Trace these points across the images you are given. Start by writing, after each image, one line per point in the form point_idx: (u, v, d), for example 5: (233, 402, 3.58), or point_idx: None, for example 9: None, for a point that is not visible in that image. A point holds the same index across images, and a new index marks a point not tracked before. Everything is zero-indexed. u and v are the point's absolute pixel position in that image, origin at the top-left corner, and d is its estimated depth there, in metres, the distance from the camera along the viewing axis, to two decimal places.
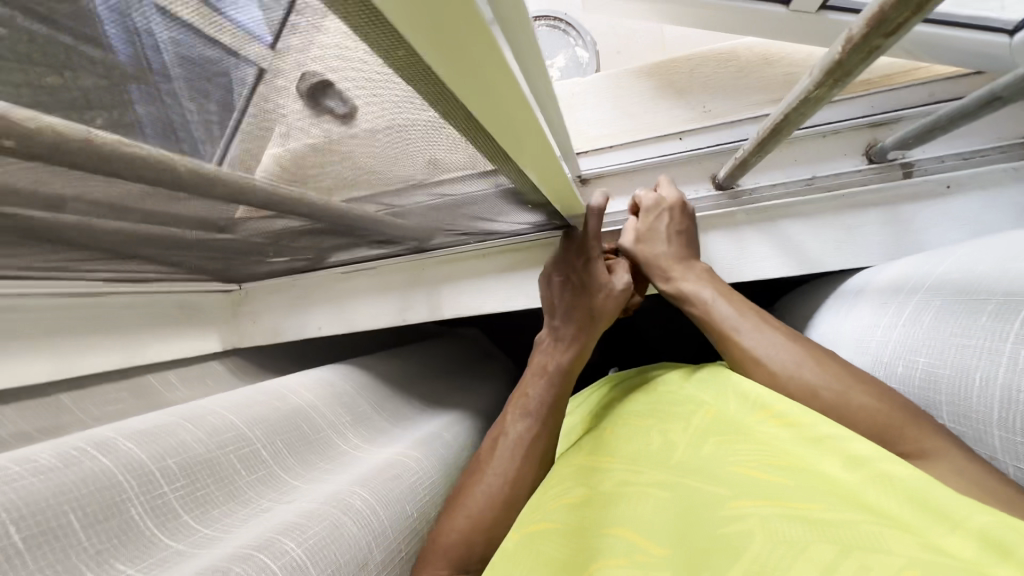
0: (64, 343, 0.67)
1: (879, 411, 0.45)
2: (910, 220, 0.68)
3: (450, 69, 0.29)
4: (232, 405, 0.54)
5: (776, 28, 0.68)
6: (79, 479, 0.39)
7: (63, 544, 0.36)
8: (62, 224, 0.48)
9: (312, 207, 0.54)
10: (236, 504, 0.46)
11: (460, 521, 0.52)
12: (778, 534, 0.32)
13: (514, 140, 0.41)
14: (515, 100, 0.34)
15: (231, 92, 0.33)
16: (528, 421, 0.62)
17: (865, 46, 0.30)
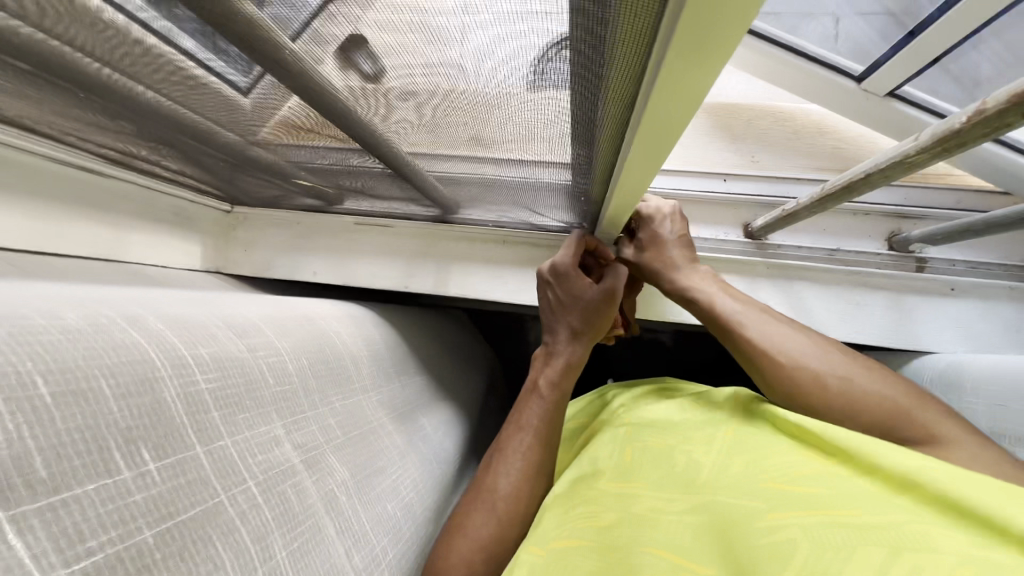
0: (48, 213, 0.61)
1: (896, 400, 0.51)
2: (913, 312, 0.73)
3: (673, 65, 0.29)
4: (269, 318, 0.51)
5: (839, 103, 0.73)
6: (109, 346, 0.33)
7: (96, 409, 0.31)
8: (110, 79, 0.43)
9: (376, 140, 0.52)
10: (261, 417, 0.42)
11: (459, 543, 0.52)
12: (820, 541, 0.36)
13: (651, 155, 0.42)
14: (680, 125, 0.36)
15: None
16: (525, 437, 0.61)
17: (996, 121, 0.32)
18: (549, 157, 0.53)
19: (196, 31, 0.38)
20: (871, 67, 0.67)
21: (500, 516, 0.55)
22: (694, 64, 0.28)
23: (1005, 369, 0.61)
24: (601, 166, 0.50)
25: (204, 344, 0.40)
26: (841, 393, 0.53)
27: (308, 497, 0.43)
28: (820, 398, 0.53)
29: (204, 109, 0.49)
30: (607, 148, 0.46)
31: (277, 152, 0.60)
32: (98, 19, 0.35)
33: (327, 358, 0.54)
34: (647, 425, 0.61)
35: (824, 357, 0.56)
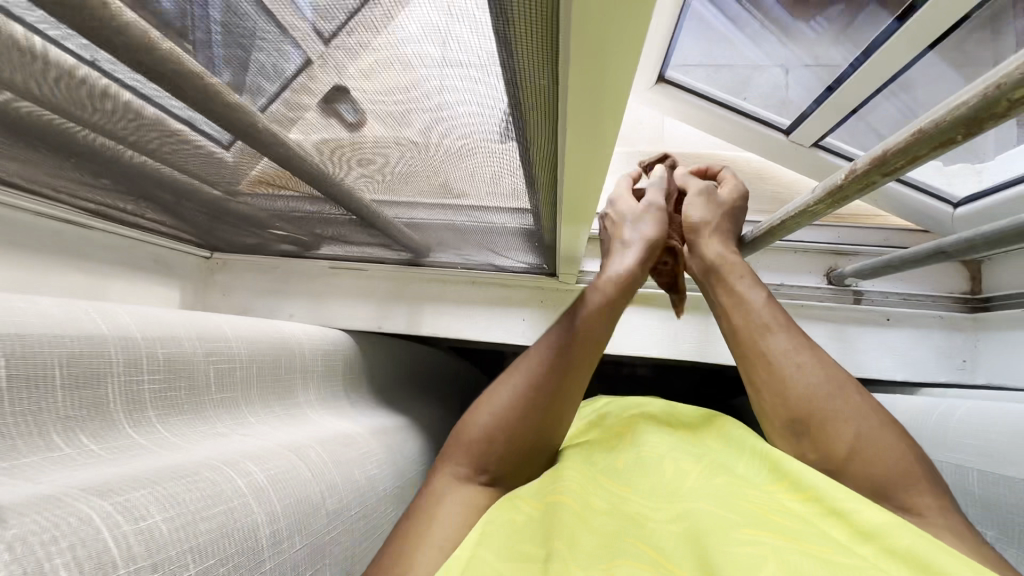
0: (34, 264, 0.65)
1: (907, 461, 0.46)
2: (854, 340, 0.78)
3: (577, 83, 0.30)
4: (237, 325, 0.57)
5: (773, 152, 0.81)
6: (74, 332, 0.40)
7: (41, 395, 0.37)
8: (97, 147, 0.48)
9: (346, 194, 0.57)
10: (197, 419, 0.49)
11: (484, 415, 0.57)
12: (792, 564, 0.36)
13: (577, 184, 0.44)
14: (605, 152, 0.38)
15: (274, 68, 0.36)
16: (513, 391, 0.57)
17: (864, 179, 0.37)
18: (511, 203, 0.57)
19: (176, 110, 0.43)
20: (797, 121, 0.76)
21: (520, 403, 0.56)
22: (593, 91, 0.31)
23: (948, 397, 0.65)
24: (544, 190, 0.51)
25: (164, 345, 0.47)
26: (856, 440, 0.48)
27: (281, 455, 0.49)
28: (830, 425, 0.50)
29: (184, 170, 0.54)
30: (545, 172, 0.47)
31: (252, 204, 0.64)
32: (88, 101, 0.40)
33: (279, 369, 0.61)
34: (642, 438, 0.60)
35: (851, 394, 0.51)
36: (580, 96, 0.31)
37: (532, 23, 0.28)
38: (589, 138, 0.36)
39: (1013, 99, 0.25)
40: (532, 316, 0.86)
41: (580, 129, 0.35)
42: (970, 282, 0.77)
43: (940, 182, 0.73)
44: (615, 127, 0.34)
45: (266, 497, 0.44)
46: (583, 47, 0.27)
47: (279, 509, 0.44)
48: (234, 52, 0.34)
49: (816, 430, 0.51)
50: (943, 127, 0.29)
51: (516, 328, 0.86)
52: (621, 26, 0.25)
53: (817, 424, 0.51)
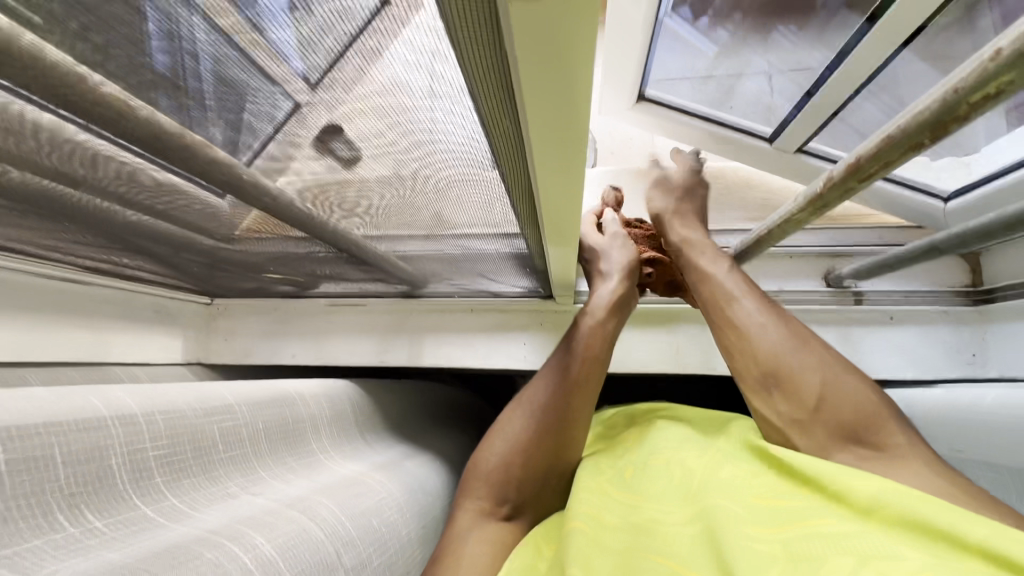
0: (36, 322, 0.66)
1: (870, 403, 0.50)
2: (859, 343, 0.77)
3: (540, 117, 0.31)
4: (243, 395, 0.58)
5: (757, 160, 0.82)
6: (65, 407, 0.41)
7: (43, 476, 0.37)
8: (90, 207, 0.49)
9: (336, 235, 0.58)
10: (206, 480, 0.49)
11: (498, 447, 0.60)
12: (801, 552, 0.36)
13: (556, 209, 0.44)
14: (580, 176, 0.38)
15: (266, 119, 0.36)
16: (512, 445, 0.60)
17: (842, 187, 0.37)
18: (499, 231, 0.58)
19: (160, 171, 0.44)
20: (779, 128, 0.76)
21: (532, 432, 0.60)
22: (554, 119, 0.31)
23: (962, 395, 0.64)
24: (525, 215, 0.52)
25: (161, 412, 0.48)
26: (822, 387, 0.51)
27: (286, 514, 0.48)
28: (797, 374, 0.53)
29: (177, 223, 0.55)
30: (522, 198, 0.48)
31: (247, 250, 0.65)
32: (75, 168, 0.41)
33: (285, 423, 0.61)
34: (651, 445, 0.60)
35: (812, 346, 0.55)
36: (545, 125, 0.31)
37: (485, 64, 0.29)
38: (559, 162, 0.36)
39: (973, 103, 0.25)
40: (532, 339, 0.85)
41: (552, 156, 0.35)
42: (971, 274, 0.77)
43: (929, 177, 0.74)
44: (581, 153, 0.35)
45: (274, 568, 0.41)
46: (537, 80, 0.27)
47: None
48: (225, 105, 0.35)
49: (785, 381, 0.53)
50: (911, 133, 0.29)
51: (517, 352, 0.86)
52: (570, 56, 0.26)
53: (784, 374, 0.54)
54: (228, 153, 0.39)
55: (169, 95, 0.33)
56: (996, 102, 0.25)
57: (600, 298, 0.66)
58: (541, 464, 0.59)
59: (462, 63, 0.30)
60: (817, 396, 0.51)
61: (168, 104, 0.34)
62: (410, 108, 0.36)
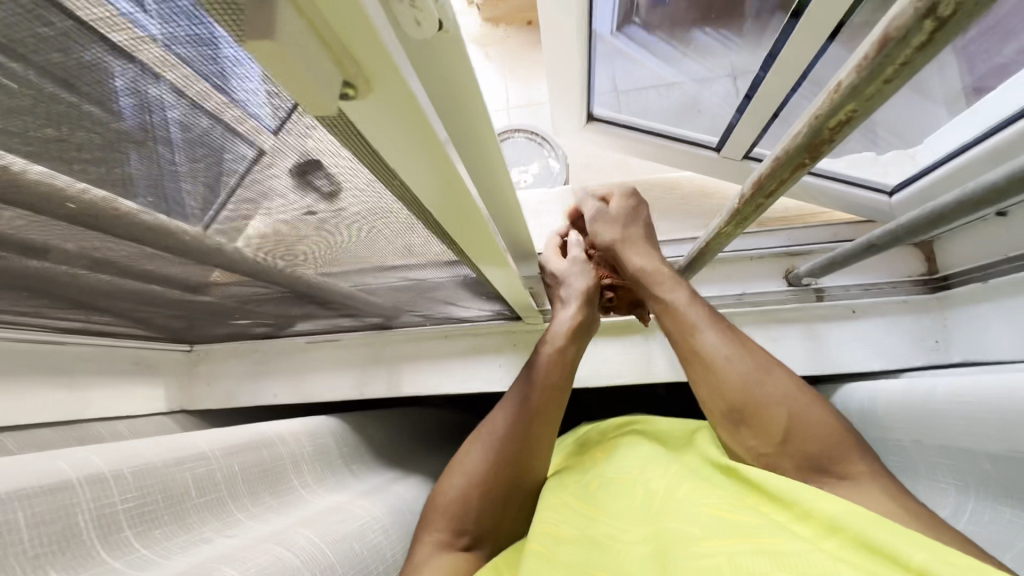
0: (13, 386, 0.67)
1: (832, 432, 0.53)
2: (825, 337, 0.79)
3: (424, 174, 0.33)
4: (218, 441, 0.59)
5: (709, 168, 0.84)
6: (29, 473, 0.42)
7: (9, 539, 0.38)
8: (48, 275, 0.51)
9: (295, 278, 0.59)
10: (180, 528, 0.50)
11: (457, 480, 0.63)
12: (745, 567, 0.39)
13: (470, 241, 0.47)
14: (477, 208, 0.40)
15: (226, 169, 0.35)
16: (470, 477, 0.63)
17: (753, 202, 0.39)
18: (448, 261, 0.59)
19: (106, 242, 0.45)
20: (722, 138, 0.79)
21: (490, 464, 0.63)
22: (431, 167, 0.32)
23: (923, 381, 0.65)
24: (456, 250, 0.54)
25: (127, 464, 0.49)
26: (789, 420, 0.54)
27: (262, 549, 0.49)
28: (764, 408, 0.55)
29: (138, 280, 0.57)
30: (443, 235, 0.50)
31: (214, 299, 0.67)
32: (25, 242, 0.42)
33: (263, 463, 0.62)
34: (614, 464, 0.62)
35: (775, 375, 0.57)
36: (423, 172, 0.33)
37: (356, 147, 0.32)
38: (451, 200, 0.37)
39: (831, 129, 0.27)
40: (507, 361, 0.87)
41: (442, 194, 0.36)
42: (927, 262, 0.78)
43: (877, 173, 0.76)
44: (472, 198, 0.38)
45: None
46: (396, 141, 0.29)
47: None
48: (198, 165, 0.35)
49: (754, 415, 0.55)
50: (793, 153, 0.31)
51: (493, 374, 0.87)
52: (419, 123, 0.27)
53: (752, 409, 0.56)
54: (177, 219, 0.40)
55: (141, 153, 0.32)
56: (849, 129, 0.27)
57: (558, 325, 0.69)
58: (499, 493, 0.62)
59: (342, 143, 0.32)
60: (788, 427, 0.54)
61: (137, 162, 0.33)
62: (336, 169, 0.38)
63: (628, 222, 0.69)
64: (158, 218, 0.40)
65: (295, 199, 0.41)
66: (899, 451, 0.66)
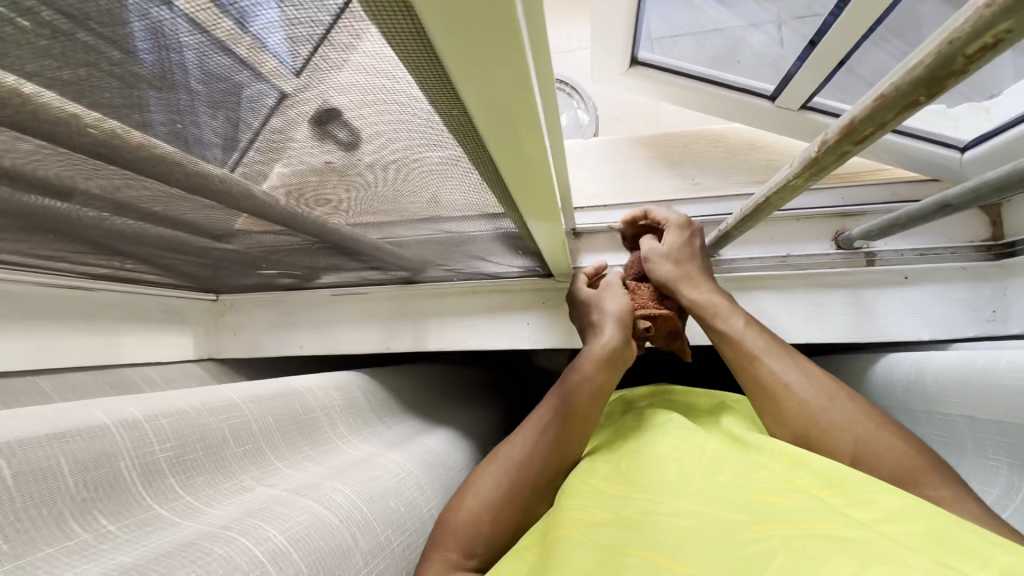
0: (44, 330, 0.68)
1: (910, 457, 0.51)
2: (872, 304, 0.74)
3: (483, 104, 0.30)
4: (251, 396, 0.59)
5: (760, 120, 0.78)
6: (69, 427, 0.42)
7: (51, 487, 0.38)
8: (74, 217, 0.49)
9: (325, 227, 0.57)
10: (220, 476, 0.50)
11: (470, 501, 0.59)
12: (800, 550, 0.37)
13: (523, 189, 0.43)
14: (532, 145, 0.35)
15: (246, 109, 0.34)
16: (484, 499, 0.59)
17: (837, 150, 0.35)
18: (483, 212, 0.55)
19: (132, 182, 0.43)
20: (780, 86, 0.72)
21: (509, 487, 0.60)
22: (493, 88, 0.28)
23: (980, 353, 0.61)
24: (505, 202, 0.51)
25: (165, 417, 0.49)
26: (862, 444, 0.53)
27: (298, 504, 0.48)
28: (832, 435, 0.55)
29: (164, 226, 0.55)
30: (495, 186, 0.47)
31: (241, 248, 0.65)
32: (50, 177, 0.40)
33: (296, 414, 0.62)
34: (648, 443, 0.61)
35: (849, 404, 0.57)
36: (486, 90, 0.28)
37: (417, 56, 0.29)
38: (509, 138, 0.34)
39: (968, 56, 0.23)
40: (535, 319, 0.85)
41: (495, 123, 0.32)
42: (992, 228, 0.73)
43: (946, 127, 0.69)
44: (533, 140, 0.34)
45: (288, 560, 0.42)
46: (461, 45, 0.24)
47: (302, 566, 0.42)
48: (217, 106, 0.33)
49: (821, 442, 0.55)
50: (904, 92, 0.27)
51: (521, 332, 0.85)
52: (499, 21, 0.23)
53: (817, 437, 0.56)
54: (200, 158, 0.38)
55: (159, 92, 0.31)
56: (993, 55, 0.23)
57: (591, 351, 0.69)
58: (512, 518, 0.59)
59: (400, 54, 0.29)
60: (860, 456, 0.53)
61: (156, 104, 0.32)
62: (376, 98, 0.35)
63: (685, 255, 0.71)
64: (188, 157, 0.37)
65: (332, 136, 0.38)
66: (947, 426, 0.64)
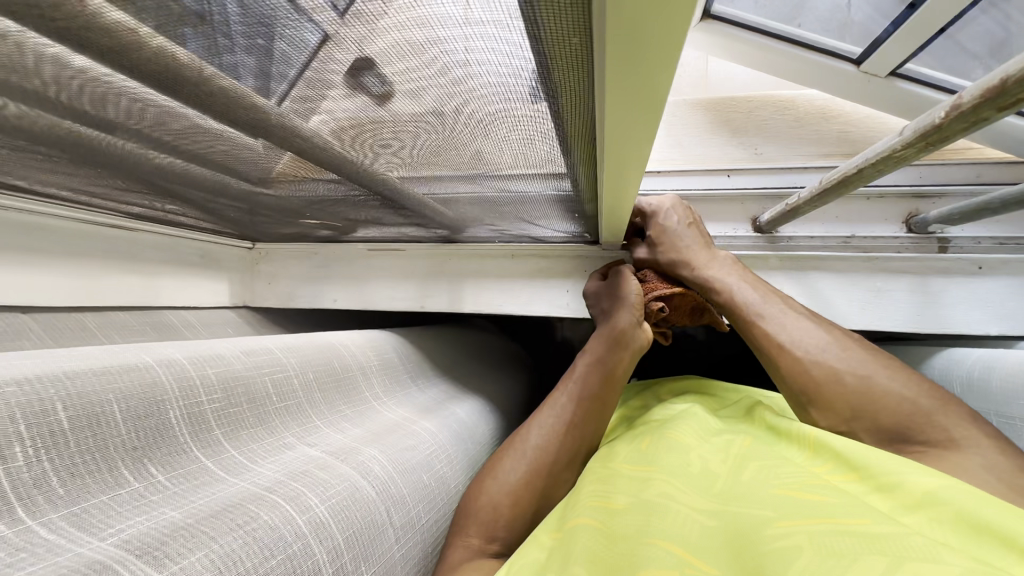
0: (86, 268, 0.68)
1: (911, 401, 0.51)
2: (939, 294, 0.69)
3: (615, 61, 0.26)
4: (289, 349, 0.59)
5: (839, 86, 0.72)
6: (122, 370, 0.42)
7: (104, 433, 0.38)
8: (120, 152, 0.47)
9: (373, 178, 0.55)
10: (264, 431, 0.50)
11: (489, 486, 0.59)
12: (828, 548, 0.34)
13: (619, 160, 0.39)
14: (643, 142, 0.36)
15: (290, 48, 0.32)
16: (504, 485, 0.59)
17: (973, 116, 0.31)
18: (542, 170, 0.51)
19: (183, 118, 0.41)
20: (869, 50, 0.66)
21: (529, 473, 0.60)
22: (627, 94, 0.29)
23: None
24: (585, 165, 0.47)
25: (211, 365, 0.48)
26: (858, 392, 0.53)
27: (336, 470, 0.48)
28: (828, 388, 0.55)
29: (210, 168, 0.53)
30: (581, 147, 0.43)
31: (283, 195, 0.63)
32: (98, 109, 0.39)
33: (335, 370, 0.62)
34: (675, 428, 0.59)
35: (840, 351, 0.57)
36: (621, 94, 0.29)
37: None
38: (631, 103, 0.30)
39: None
40: (576, 288, 0.81)
41: (620, 119, 0.32)
42: None
43: None
44: (657, 110, 0.30)
45: (327, 531, 0.42)
46: (622, 20, 0.22)
47: (340, 542, 0.42)
48: (256, 44, 0.31)
49: (818, 398, 0.55)
50: None
51: (559, 300, 0.82)
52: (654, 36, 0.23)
53: (818, 393, 0.55)
54: (250, 93, 0.36)
55: (195, 30, 0.29)
56: None
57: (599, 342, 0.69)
58: (533, 502, 0.59)
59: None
60: (861, 405, 0.53)
61: (194, 39, 0.30)
62: (447, 48, 0.31)
63: (687, 228, 0.70)
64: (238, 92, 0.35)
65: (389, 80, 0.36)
66: (1013, 435, 0.58)
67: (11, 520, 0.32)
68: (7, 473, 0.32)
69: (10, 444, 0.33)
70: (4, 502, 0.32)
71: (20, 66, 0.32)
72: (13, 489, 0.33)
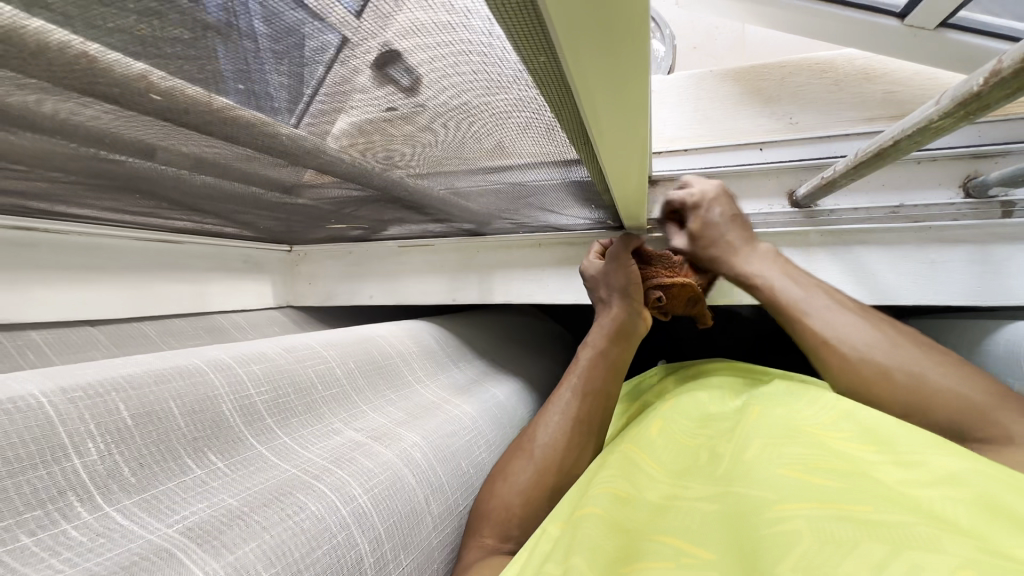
0: (142, 280, 0.73)
1: (969, 397, 0.48)
2: (1003, 262, 0.63)
3: (589, 71, 0.28)
4: (327, 344, 0.62)
5: (881, 43, 0.66)
6: (174, 373, 0.45)
7: (166, 426, 0.41)
8: (155, 176, 0.50)
9: (391, 180, 0.56)
10: (313, 418, 0.52)
11: (501, 488, 0.58)
12: (826, 535, 0.33)
13: (618, 154, 0.41)
14: (636, 132, 0.37)
15: (312, 59, 0.32)
16: (516, 485, 0.58)
17: (1013, 81, 0.28)
18: (555, 160, 0.51)
19: (205, 143, 0.43)
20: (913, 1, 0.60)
21: (539, 474, 0.60)
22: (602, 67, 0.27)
23: None
24: (591, 160, 0.48)
25: (256, 363, 0.51)
26: (913, 391, 0.50)
27: (381, 457, 0.50)
28: (879, 389, 0.52)
29: (239, 184, 0.56)
30: (580, 146, 0.45)
31: (311, 202, 0.65)
32: (127, 141, 0.41)
33: (376, 358, 0.64)
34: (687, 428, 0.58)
35: (889, 347, 0.54)
36: (599, 73, 0.28)
37: (522, 26, 0.26)
38: (614, 104, 0.31)
39: None
40: None
41: (608, 117, 0.33)
42: None
43: None
44: (643, 102, 0.32)
45: (369, 524, 0.44)
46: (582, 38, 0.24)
47: (382, 533, 0.44)
48: (285, 57, 0.31)
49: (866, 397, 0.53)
50: None
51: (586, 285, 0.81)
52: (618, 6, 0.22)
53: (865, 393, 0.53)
54: (271, 110, 0.38)
55: (226, 42, 0.29)
56: None
57: (598, 332, 0.72)
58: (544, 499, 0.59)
59: (496, 18, 0.27)
60: (914, 403, 0.50)
61: (225, 53, 0.30)
62: (454, 44, 0.31)
63: (733, 222, 0.65)
64: (244, 104, 0.37)
65: (386, 89, 0.36)
66: None
67: (92, 507, 0.35)
68: (84, 466, 0.36)
69: (84, 439, 0.36)
70: (85, 491, 0.35)
71: (55, 107, 0.34)
72: (92, 480, 0.36)
